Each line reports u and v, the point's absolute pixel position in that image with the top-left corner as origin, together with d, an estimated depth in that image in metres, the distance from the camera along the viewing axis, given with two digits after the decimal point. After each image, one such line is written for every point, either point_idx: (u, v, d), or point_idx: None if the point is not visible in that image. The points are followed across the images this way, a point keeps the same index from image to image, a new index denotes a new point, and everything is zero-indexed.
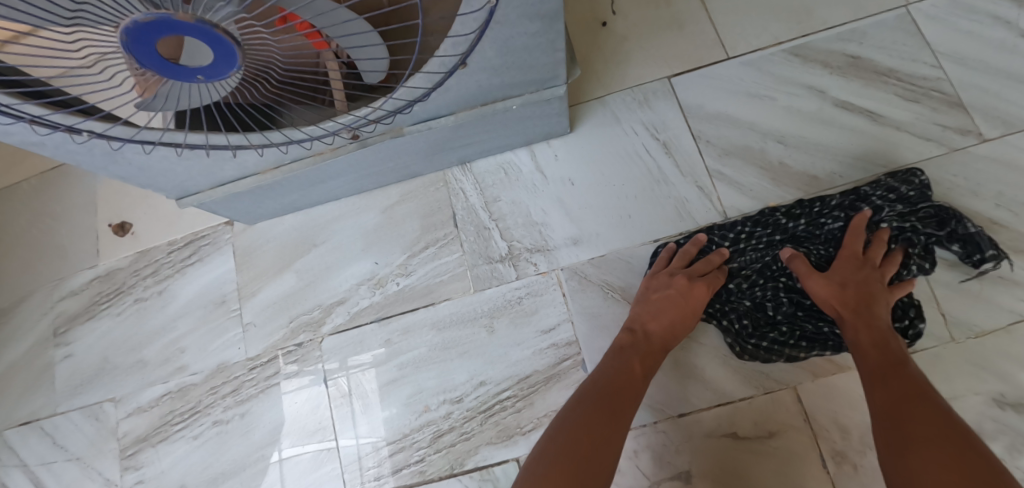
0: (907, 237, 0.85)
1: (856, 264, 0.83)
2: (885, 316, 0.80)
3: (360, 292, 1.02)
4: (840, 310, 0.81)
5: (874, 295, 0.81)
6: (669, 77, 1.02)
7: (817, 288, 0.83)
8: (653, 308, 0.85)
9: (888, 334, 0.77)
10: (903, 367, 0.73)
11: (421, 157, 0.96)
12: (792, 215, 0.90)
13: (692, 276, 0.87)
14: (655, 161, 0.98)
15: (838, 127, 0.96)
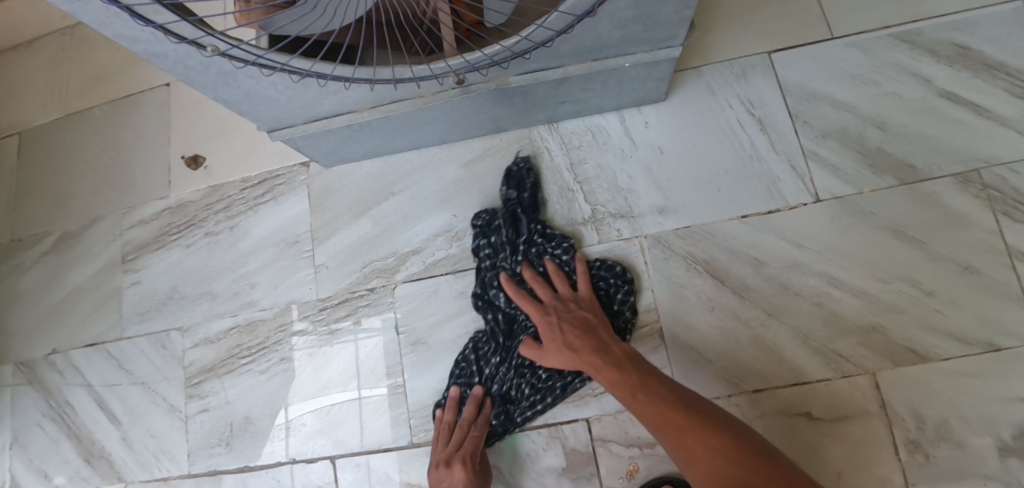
0: (537, 248, 0.95)
1: (544, 325, 0.89)
2: (607, 336, 0.85)
3: (436, 244, 1.03)
4: (581, 355, 0.84)
5: (565, 330, 0.87)
6: (769, 52, 1.00)
7: (558, 360, 0.87)
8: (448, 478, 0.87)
9: (595, 362, 0.83)
10: (637, 387, 0.79)
11: (514, 112, 0.95)
12: (472, 346, 0.96)
13: (448, 459, 0.88)
14: (749, 137, 0.97)
15: (939, 118, 0.95)
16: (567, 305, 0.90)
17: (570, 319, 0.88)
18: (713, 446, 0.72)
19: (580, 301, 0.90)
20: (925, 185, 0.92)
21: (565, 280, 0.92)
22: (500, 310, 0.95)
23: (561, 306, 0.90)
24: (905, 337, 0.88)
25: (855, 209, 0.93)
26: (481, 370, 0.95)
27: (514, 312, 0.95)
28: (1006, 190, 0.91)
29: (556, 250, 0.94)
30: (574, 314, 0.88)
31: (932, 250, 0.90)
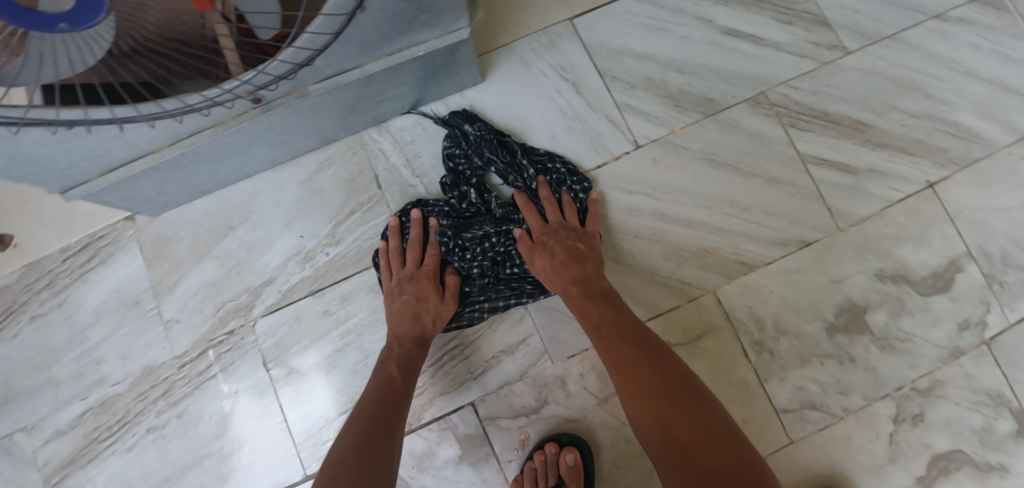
0: (559, 178, 0.96)
1: (529, 240, 0.91)
2: (591, 269, 0.88)
3: (288, 269, 0.99)
4: (557, 284, 0.87)
5: (552, 248, 0.89)
6: (570, 18, 1.06)
7: (540, 265, 0.89)
8: (387, 316, 0.88)
9: (552, 282, 0.87)
10: (595, 315, 0.83)
11: (334, 119, 0.93)
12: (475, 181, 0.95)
13: (403, 282, 0.90)
14: (566, 101, 1.02)
15: (727, 52, 1.05)
16: (569, 224, 0.92)
17: (563, 244, 0.89)
18: (651, 381, 0.74)
19: (578, 228, 0.92)
20: (725, 115, 1.02)
21: (575, 214, 0.94)
22: (528, 169, 0.96)
23: (556, 229, 0.91)
24: (735, 252, 0.97)
25: (670, 148, 1.00)
26: (462, 204, 0.95)
27: (507, 215, 0.95)
28: (788, 105, 1.03)
29: (576, 186, 0.96)
30: (560, 238, 0.90)
31: (742, 170, 1.00)
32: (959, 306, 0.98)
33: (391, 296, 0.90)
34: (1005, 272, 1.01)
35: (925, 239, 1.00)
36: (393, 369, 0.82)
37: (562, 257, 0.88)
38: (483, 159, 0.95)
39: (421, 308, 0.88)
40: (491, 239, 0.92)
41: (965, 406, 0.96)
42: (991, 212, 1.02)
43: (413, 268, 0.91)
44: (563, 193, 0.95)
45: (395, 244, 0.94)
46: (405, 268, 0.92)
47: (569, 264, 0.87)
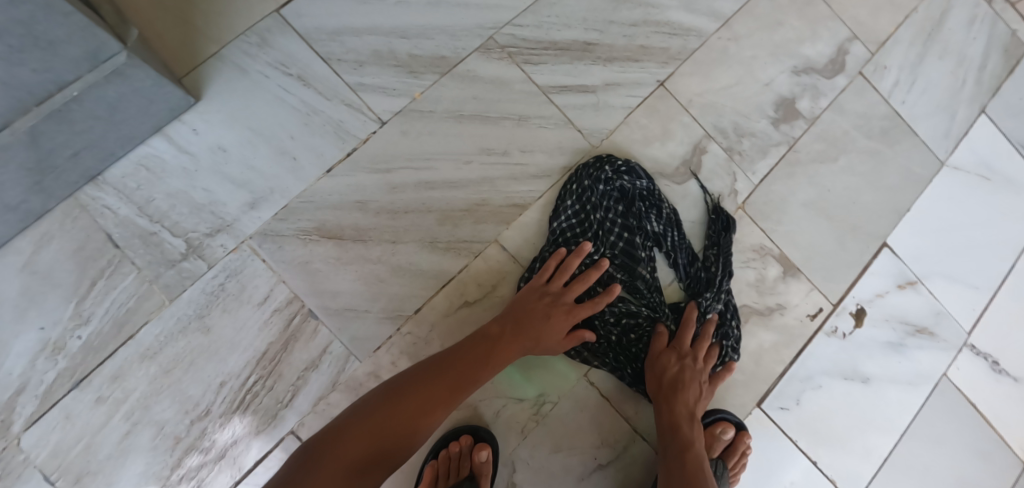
0: (723, 334, 1.02)
1: (672, 351, 0.95)
2: (694, 387, 0.93)
3: (38, 368, 0.86)
4: (657, 388, 0.93)
5: (695, 390, 0.93)
6: (276, 10, 0.99)
7: (664, 363, 0.94)
8: (523, 309, 0.90)
9: (657, 387, 0.93)
10: (682, 434, 0.90)
11: (22, 191, 0.80)
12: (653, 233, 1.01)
13: (563, 302, 0.91)
14: (297, 98, 0.97)
15: (447, 7, 1.04)
16: (700, 362, 0.96)
17: (695, 378, 0.94)
18: None
19: (701, 372, 0.95)
20: (461, 69, 1.02)
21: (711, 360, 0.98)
22: (716, 301, 1.00)
23: (693, 361, 0.95)
24: (505, 197, 0.99)
25: (416, 116, 0.99)
26: (634, 245, 0.99)
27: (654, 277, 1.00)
28: (518, 43, 1.05)
29: (728, 340, 1.02)
30: (695, 372, 0.95)
31: (490, 117, 1.01)
32: (712, 183, 1.08)
33: (533, 294, 0.91)
34: (741, 142, 1.12)
35: (669, 133, 1.08)
36: (462, 367, 0.83)
37: (673, 380, 0.93)
38: (658, 229, 1.01)
39: (536, 332, 0.88)
40: (626, 314, 0.98)
41: (738, 267, 1.08)
42: (715, 92, 1.13)
43: (559, 287, 0.91)
44: (711, 314, 0.99)
45: (572, 266, 0.92)
46: (558, 281, 0.92)
47: (665, 386, 0.92)
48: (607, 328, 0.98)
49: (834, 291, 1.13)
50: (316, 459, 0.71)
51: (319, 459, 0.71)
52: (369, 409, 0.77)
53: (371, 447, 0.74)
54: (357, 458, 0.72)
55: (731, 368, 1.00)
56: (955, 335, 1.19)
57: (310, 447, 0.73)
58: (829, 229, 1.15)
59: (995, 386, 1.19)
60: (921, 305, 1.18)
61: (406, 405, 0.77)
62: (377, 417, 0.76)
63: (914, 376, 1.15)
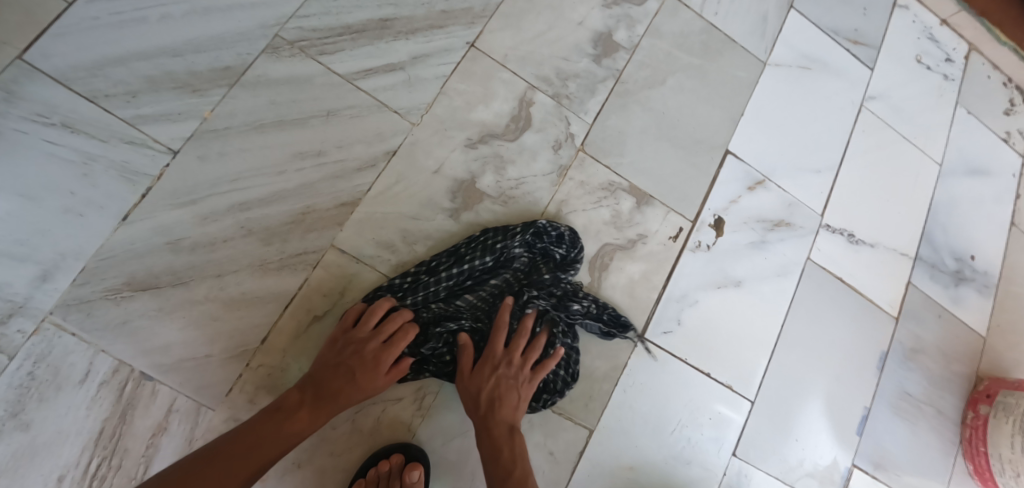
0: (552, 318, 0.97)
1: (486, 364, 0.91)
2: (512, 399, 0.90)
3: None
4: (475, 409, 0.89)
5: (514, 397, 0.90)
6: (17, 55, 0.87)
7: (473, 381, 0.90)
8: (328, 364, 0.85)
9: (473, 408, 0.89)
10: (499, 453, 0.86)
11: None
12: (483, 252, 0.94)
13: (369, 345, 0.86)
14: (68, 148, 0.87)
15: (219, 13, 0.95)
16: (516, 366, 0.92)
17: (511, 385, 0.91)
18: None
19: (519, 376, 0.92)
20: (249, 76, 0.95)
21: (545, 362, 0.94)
22: (535, 295, 0.97)
23: (508, 365, 0.92)
24: (331, 198, 0.94)
25: (210, 137, 0.92)
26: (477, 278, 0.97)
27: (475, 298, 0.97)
28: (307, 35, 0.98)
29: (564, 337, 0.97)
30: (513, 383, 0.91)
31: (294, 119, 0.95)
32: (545, 133, 1.06)
33: (339, 346, 0.86)
34: (567, 85, 1.09)
35: (490, 92, 1.04)
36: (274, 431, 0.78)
37: (490, 399, 0.89)
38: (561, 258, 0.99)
39: (340, 386, 0.83)
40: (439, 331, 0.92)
41: (591, 208, 1.06)
42: (530, 42, 1.09)
43: (376, 337, 0.86)
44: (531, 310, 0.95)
45: (381, 309, 0.88)
46: (364, 330, 0.87)
47: (482, 408, 0.88)
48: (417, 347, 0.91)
49: (691, 208, 1.14)
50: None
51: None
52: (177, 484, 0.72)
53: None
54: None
55: (557, 353, 0.95)
56: (812, 221, 1.24)
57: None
58: (676, 149, 1.14)
59: (855, 257, 1.26)
60: (775, 201, 1.21)
61: None
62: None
63: (782, 268, 1.19)
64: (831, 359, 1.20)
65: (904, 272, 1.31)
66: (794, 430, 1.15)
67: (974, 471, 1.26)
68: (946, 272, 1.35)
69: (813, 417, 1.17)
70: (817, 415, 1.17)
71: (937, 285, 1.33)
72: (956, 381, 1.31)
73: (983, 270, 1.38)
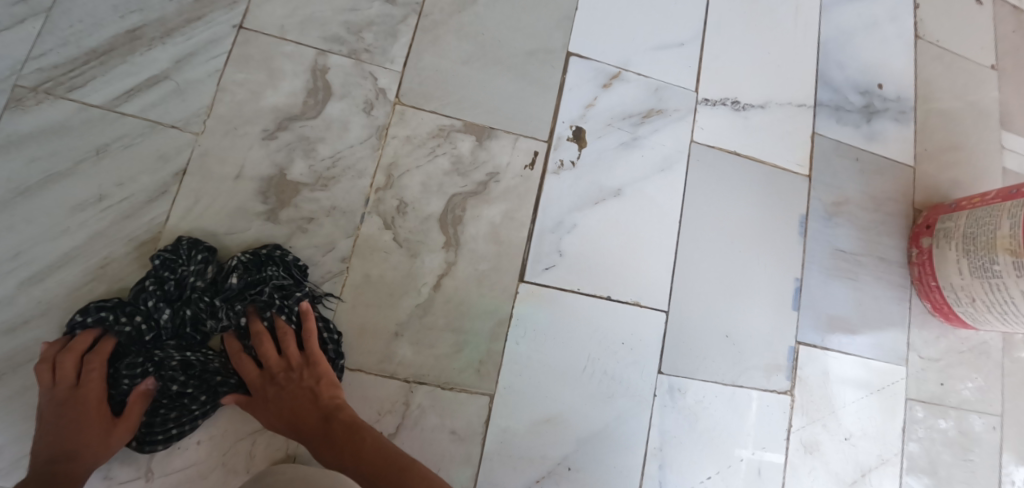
0: (265, 303, 0.87)
1: (257, 391, 0.84)
2: (305, 399, 0.82)
3: None
4: (287, 430, 0.82)
5: (299, 393, 0.83)
6: None
7: (264, 411, 0.83)
8: (60, 434, 0.77)
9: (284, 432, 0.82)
10: (334, 460, 0.79)
11: None
12: (161, 297, 0.82)
13: (91, 400, 0.79)
14: None
15: None
16: (283, 370, 0.85)
17: (294, 389, 0.83)
18: None
19: (296, 376, 0.84)
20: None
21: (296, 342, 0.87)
22: (230, 302, 0.85)
23: (278, 377, 0.84)
24: (130, 241, 0.86)
25: None
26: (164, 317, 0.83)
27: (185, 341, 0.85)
28: (48, 74, 0.87)
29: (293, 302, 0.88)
30: (297, 387, 0.83)
31: (61, 170, 0.86)
32: (351, 97, 0.95)
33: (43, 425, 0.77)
34: (361, 38, 0.97)
35: (274, 72, 0.93)
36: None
37: (292, 420, 0.81)
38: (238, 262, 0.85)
39: (73, 454, 0.76)
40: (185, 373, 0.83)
41: (426, 162, 0.96)
42: (305, 2, 0.96)
43: (84, 391, 0.79)
44: (249, 310, 0.87)
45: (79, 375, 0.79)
46: (61, 390, 0.78)
47: (297, 435, 0.81)
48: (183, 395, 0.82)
49: (542, 127, 1.02)
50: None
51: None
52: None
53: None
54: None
55: (304, 313, 0.87)
56: (686, 100, 1.11)
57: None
58: (507, 69, 1.02)
59: (747, 124, 1.14)
60: (638, 91, 1.08)
61: None
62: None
63: (665, 162, 1.07)
64: (745, 241, 1.09)
65: (807, 123, 1.18)
66: (722, 326, 1.06)
67: (934, 309, 1.17)
68: (854, 110, 1.23)
69: (739, 307, 1.07)
70: (743, 304, 1.07)
71: (846, 128, 1.21)
72: (892, 222, 1.20)
73: (894, 97, 1.26)
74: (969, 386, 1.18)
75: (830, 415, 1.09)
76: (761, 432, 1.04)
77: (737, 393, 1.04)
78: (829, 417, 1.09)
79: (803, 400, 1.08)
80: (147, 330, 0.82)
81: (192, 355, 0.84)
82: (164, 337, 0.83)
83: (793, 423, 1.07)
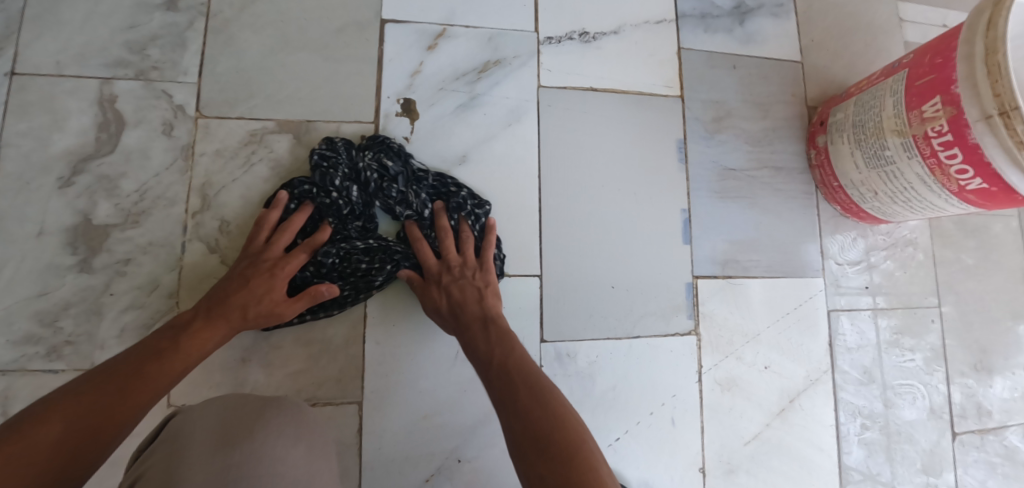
0: (457, 203, 0.90)
1: (426, 282, 0.86)
2: (471, 297, 0.84)
3: None
4: (450, 322, 0.83)
5: (470, 292, 0.84)
6: None
7: (432, 295, 0.85)
8: (240, 288, 0.79)
9: (446, 325, 0.83)
10: (476, 350, 0.78)
11: None
12: (369, 166, 0.87)
13: (279, 259, 0.82)
14: None
15: None
16: (456, 266, 0.87)
17: (466, 287, 0.85)
18: (523, 388, 0.71)
19: (463, 270, 0.86)
20: None
21: (474, 251, 0.89)
22: (420, 191, 0.90)
23: (448, 270, 0.86)
24: None
25: None
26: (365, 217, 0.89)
27: (370, 228, 0.89)
28: None
29: (477, 211, 0.90)
30: (466, 282, 0.85)
31: None
32: (148, 122, 0.89)
33: (239, 279, 0.80)
34: (148, 57, 0.90)
35: (58, 114, 0.87)
36: (150, 359, 0.69)
37: (450, 309, 0.83)
38: (401, 167, 0.89)
39: (242, 304, 0.78)
40: (359, 252, 0.86)
41: (242, 174, 0.89)
42: (77, 31, 0.89)
43: (273, 250, 0.83)
44: (434, 205, 0.91)
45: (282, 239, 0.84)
46: (270, 254, 0.83)
47: (452, 319, 0.82)
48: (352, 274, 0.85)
49: (366, 109, 0.94)
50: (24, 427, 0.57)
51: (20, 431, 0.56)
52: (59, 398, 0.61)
53: (76, 409, 0.61)
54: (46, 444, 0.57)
55: (488, 226, 0.90)
56: (526, 44, 1.01)
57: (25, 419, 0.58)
58: (316, 55, 0.94)
59: (601, 55, 1.04)
60: (468, 46, 0.99)
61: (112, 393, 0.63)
62: (110, 397, 0.63)
63: (512, 116, 0.98)
64: (619, 180, 1.01)
65: (670, 40, 1.08)
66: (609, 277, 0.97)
67: (844, 210, 1.08)
68: (723, 15, 1.11)
69: (622, 253, 0.99)
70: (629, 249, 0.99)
71: (718, 36, 1.10)
72: (786, 126, 1.10)
73: None
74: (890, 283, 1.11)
75: (745, 346, 1.02)
76: (671, 379, 0.97)
77: (635, 345, 0.97)
78: (744, 348, 1.02)
79: (713, 335, 1.00)
80: (353, 205, 0.87)
81: (371, 241, 0.87)
82: (353, 217, 0.88)
83: (703, 364, 0.99)
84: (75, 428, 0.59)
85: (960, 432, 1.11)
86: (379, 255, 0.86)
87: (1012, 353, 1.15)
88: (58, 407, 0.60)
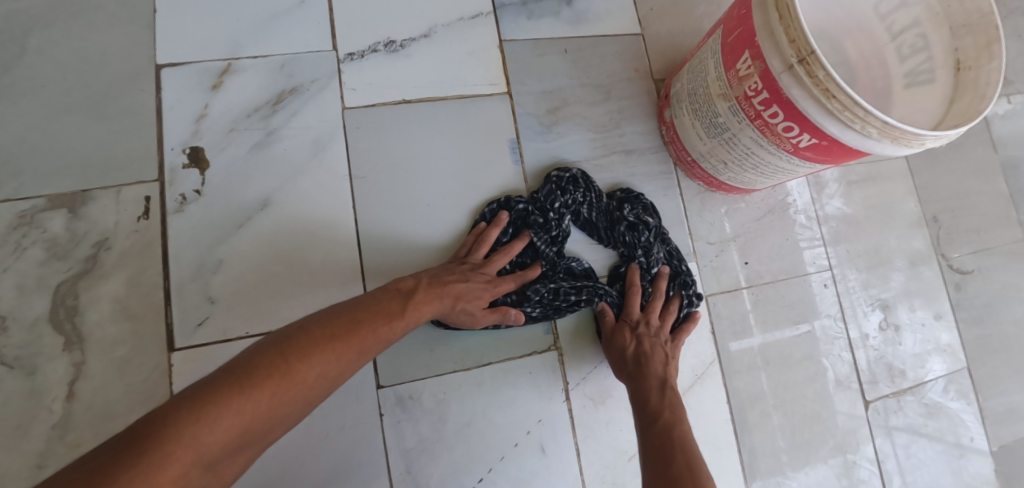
0: (682, 280, 0.95)
1: (630, 326, 0.89)
2: (653, 351, 0.87)
3: None
4: (624, 370, 0.87)
5: (647, 344, 0.87)
6: None
7: (620, 341, 0.87)
8: (443, 281, 0.80)
9: (619, 366, 0.87)
10: (645, 402, 0.82)
11: None
12: (613, 206, 0.94)
13: (484, 270, 0.85)
14: None
15: None
16: (654, 324, 0.91)
17: (657, 344, 0.88)
18: (677, 454, 0.75)
19: (658, 334, 0.90)
20: None
21: (670, 317, 0.93)
22: (659, 247, 0.95)
23: (639, 324, 0.90)
24: None
25: None
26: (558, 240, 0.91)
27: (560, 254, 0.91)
28: None
29: (687, 276, 0.95)
30: (656, 346, 0.88)
31: None
32: None
33: (454, 275, 0.81)
34: None
35: None
36: (383, 322, 0.69)
37: (636, 356, 0.86)
38: (654, 221, 0.94)
39: (456, 297, 0.79)
40: (562, 285, 0.88)
41: (13, 261, 0.81)
42: None
43: (474, 258, 0.86)
44: (659, 265, 0.94)
45: (491, 240, 0.87)
46: (478, 265, 0.85)
47: (630, 364, 0.86)
48: (541, 298, 0.87)
49: (149, 167, 0.85)
50: (257, 391, 0.55)
51: (216, 422, 0.52)
52: (301, 344, 0.61)
53: (325, 364, 0.61)
54: (261, 436, 0.56)
55: (693, 315, 0.94)
56: (324, 65, 0.92)
57: (224, 381, 0.55)
58: (88, 116, 0.86)
59: (413, 62, 0.95)
60: (257, 78, 0.90)
61: (329, 346, 0.63)
62: (327, 342, 0.63)
63: (318, 146, 0.89)
64: (448, 195, 0.92)
65: (490, 33, 0.99)
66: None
67: (706, 185, 1.00)
68: None
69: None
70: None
71: (544, 21, 1.02)
72: (632, 104, 1.02)
73: None
74: (770, 256, 1.03)
75: None
76: (534, 404, 0.88)
77: (485, 373, 0.87)
78: None
79: (575, 347, 0.91)
80: (561, 232, 0.91)
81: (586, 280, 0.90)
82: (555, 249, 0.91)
83: (569, 381, 0.90)
84: (308, 400, 0.60)
85: (873, 400, 1.03)
86: (585, 287, 0.89)
87: (917, 304, 1.09)
88: (307, 361, 0.60)
